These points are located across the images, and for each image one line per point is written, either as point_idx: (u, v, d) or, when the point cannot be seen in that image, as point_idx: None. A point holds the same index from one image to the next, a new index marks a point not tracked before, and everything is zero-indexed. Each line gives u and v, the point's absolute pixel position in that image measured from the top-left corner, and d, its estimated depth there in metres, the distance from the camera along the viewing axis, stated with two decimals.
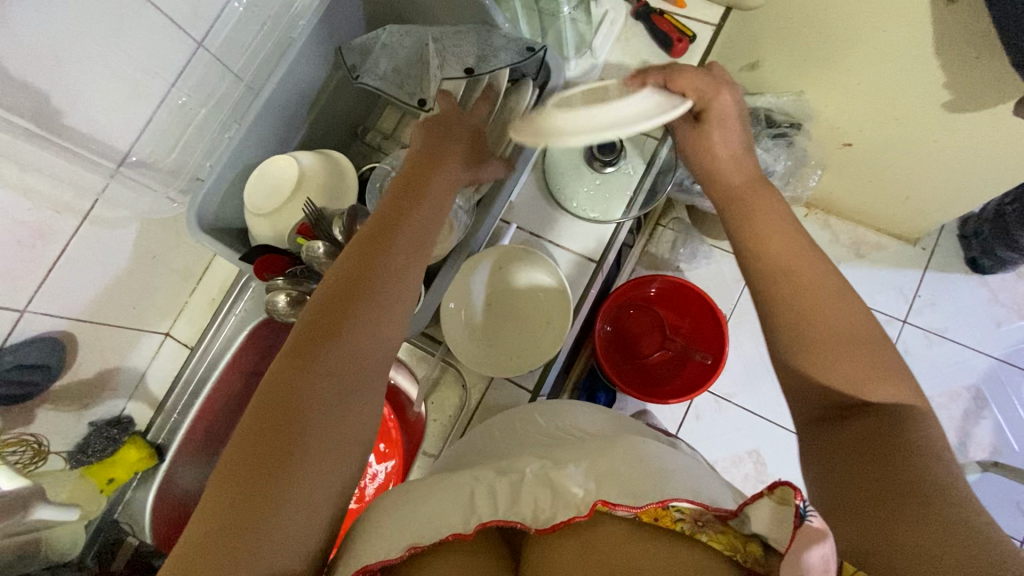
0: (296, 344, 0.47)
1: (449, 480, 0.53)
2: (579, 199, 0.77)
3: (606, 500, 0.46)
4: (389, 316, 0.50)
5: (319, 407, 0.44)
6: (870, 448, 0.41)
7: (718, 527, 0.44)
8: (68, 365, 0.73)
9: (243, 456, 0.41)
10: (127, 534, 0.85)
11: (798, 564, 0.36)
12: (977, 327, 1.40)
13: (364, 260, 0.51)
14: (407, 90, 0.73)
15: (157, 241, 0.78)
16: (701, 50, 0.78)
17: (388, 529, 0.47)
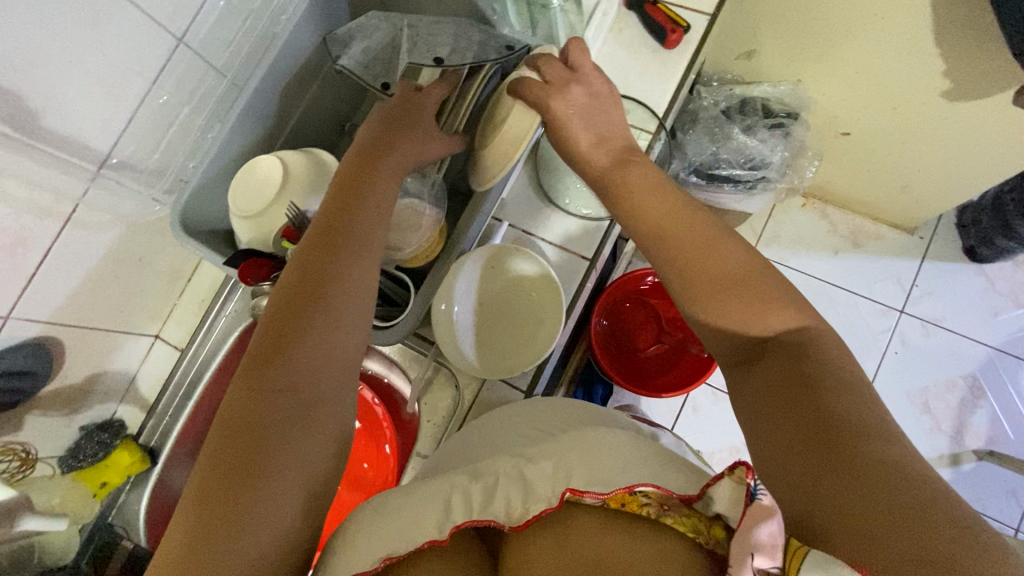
0: (251, 363, 0.47)
1: (427, 484, 0.52)
2: (571, 196, 0.77)
3: (574, 488, 0.47)
4: (344, 319, 0.50)
5: (277, 424, 0.44)
6: (782, 389, 0.41)
7: (683, 511, 0.44)
8: (56, 371, 0.72)
9: (206, 480, 0.41)
10: (122, 538, 0.84)
11: (749, 542, 0.38)
12: (975, 316, 1.40)
13: (314, 269, 0.51)
14: (372, 71, 0.70)
15: (143, 242, 0.76)
16: (696, 41, 0.77)
17: (363, 538, 0.46)
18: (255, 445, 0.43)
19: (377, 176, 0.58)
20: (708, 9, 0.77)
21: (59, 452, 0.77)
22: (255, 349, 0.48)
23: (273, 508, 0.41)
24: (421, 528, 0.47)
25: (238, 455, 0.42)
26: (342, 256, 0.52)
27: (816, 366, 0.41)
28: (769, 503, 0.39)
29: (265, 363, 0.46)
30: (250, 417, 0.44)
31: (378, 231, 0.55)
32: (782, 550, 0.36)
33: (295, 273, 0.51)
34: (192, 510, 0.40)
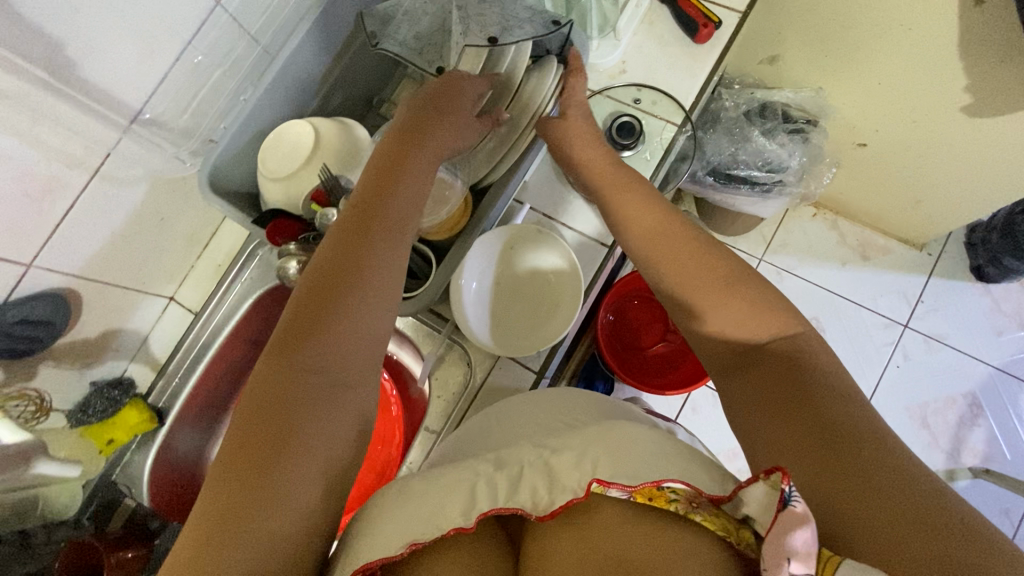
0: (280, 343, 0.47)
1: (449, 474, 0.53)
2: None
3: (601, 480, 0.46)
4: (375, 302, 0.51)
5: (304, 403, 0.44)
6: (781, 394, 0.45)
7: (711, 509, 0.44)
8: (72, 324, 0.72)
9: (234, 457, 0.41)
10: (125, 496, 0.84)
11: (784, 546, 0.36)
12: (977, 335, 1.41)
13: (346, 254, 0.52)
14: (425, 57, 0.69)
15: (165, 201, 0.76)
16: (726, 38, 0.77)
17: (387, 529, 0.47)
18: (283, 421, 0.43)
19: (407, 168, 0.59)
20: (740, 7, 0.78)
21: (68, 406, 0.77)
22: (283, 331, 0.48)
23: (298, 486, 0.41)
24: (447, 516, 0.48)
25: (266, 431, 0.42)
26: (373, 242, 0.53)
27: (809, 373, 0.46)
28: (801, 508, 0.37)
29: (295, 343, 0.47)
30: (279, 395, 0.44)
31: (407, 220, 0.56)
32: (816, 558, 0.35)
33: (326, 258, 0.52)
34: (218, 485, 0.40)
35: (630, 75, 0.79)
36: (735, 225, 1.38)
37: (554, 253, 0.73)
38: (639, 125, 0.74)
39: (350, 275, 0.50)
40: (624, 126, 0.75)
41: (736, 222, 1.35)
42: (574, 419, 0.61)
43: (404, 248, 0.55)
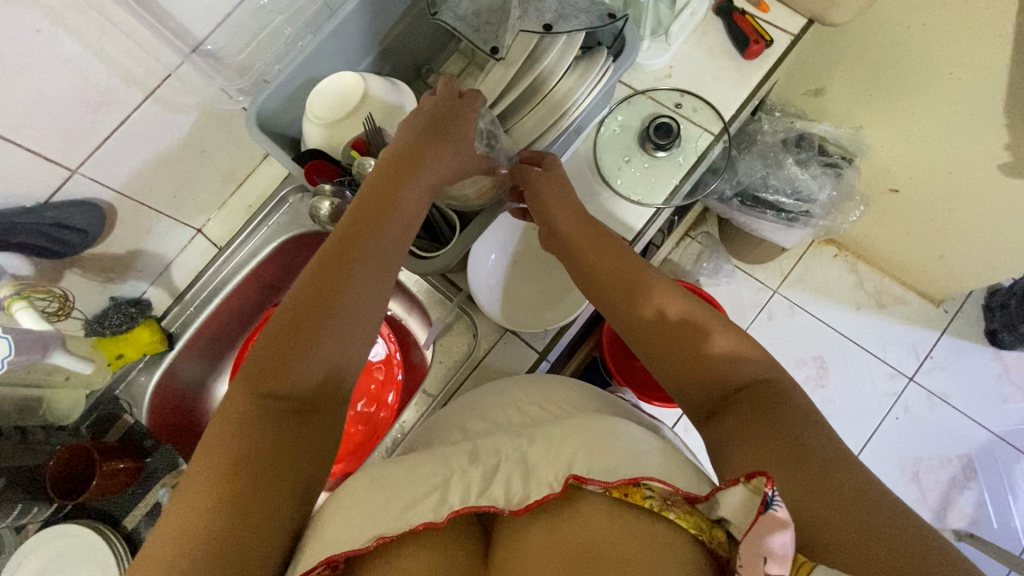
0: (247, 371, 0.49)
1: (421, 467, 0.53)
2: (624, 177, 0.77)
3: (578, 475, 0.48)
4: (349, 332, 0.52)
5: (273, 431, 0.46)
6: (755, 425, 0.47)
7: (685, 508, 0.45)
8: (103, 236, 0.75)
9: (196, 483, 0.42)
10: (123, 412, 0.85)
11: (762, 547, 0.37)
12: (982, 399, 1.39)
13: (329, 283, 0.52)
14: (481, 35, 0.64)
15: (211, 135, 0.78)
16: (776, 58, 0.79)
17: (358, 517, 0.47)
18: (247, 446, 0.44)
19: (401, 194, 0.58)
20: (793, 31, 0.79)
21: (88, 315, 0.81)
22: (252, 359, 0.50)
23: (259, 514, 0.42)
24: (416, 511, 0.48)
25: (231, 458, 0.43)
26: (356, 273, 0.53)
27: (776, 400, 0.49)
28: (782, 513, 0.37)
29: (261, 370, 0.48)
30: (246, 425, 0.45)
31: (395, 249, 0.57)
32: (791, 561, 0.36)
33: (305, 290, 0.52)
34: (179, 518, 0.41)
35: (676, 79, 0.80)
36: (755, 253, 1.38)
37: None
38: (678, 128, 0.75)
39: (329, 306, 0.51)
40: (662, 127, 0.75)
41: (757, 249, 1.36)
42: (557, 409, 0.62)
43: (389, 275, 0.56)
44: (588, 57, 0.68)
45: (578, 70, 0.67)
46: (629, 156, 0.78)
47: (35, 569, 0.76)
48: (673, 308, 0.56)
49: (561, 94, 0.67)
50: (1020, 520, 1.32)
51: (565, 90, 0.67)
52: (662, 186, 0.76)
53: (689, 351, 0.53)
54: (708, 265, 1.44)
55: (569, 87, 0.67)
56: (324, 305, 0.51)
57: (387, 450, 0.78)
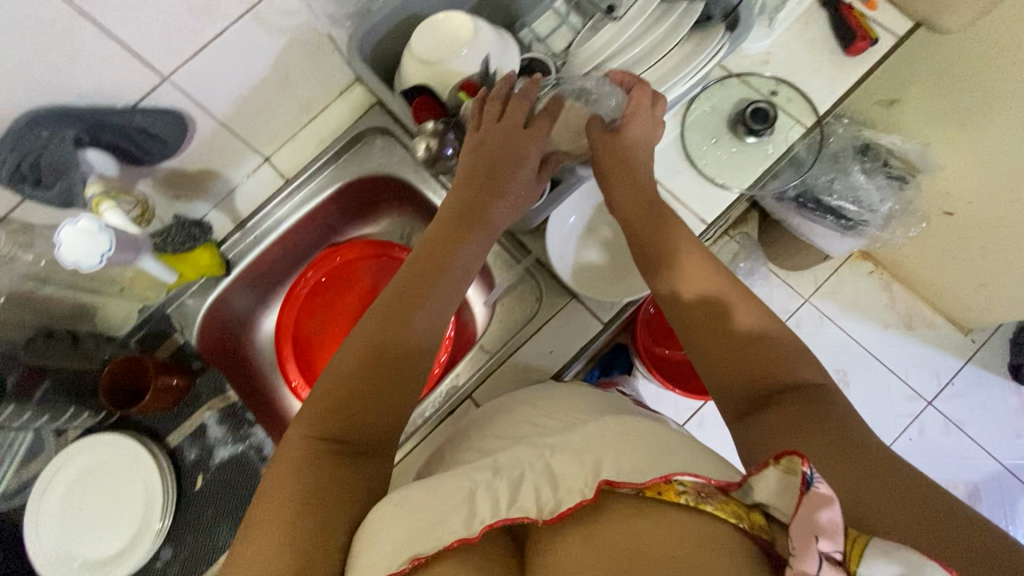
0: (308, 414, 0.49)
1: (445, 483, 0.48)
2: (710, 159, 0.76)
3: (609, 480, 0.44)
4: (403, 377, 0.53)
5: (331, 469, 0.46)
6: (829, 472, 0.42)
7: (721, 497, 0.42)
8: (180, 150, 0.73)
9: (260, 523, 0.42)
10: (173, 332, 0.84)
11: (812, 523, 0.36)
12: (996, 431, 1.40)
13: (387, 328, 0.54)
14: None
15: (298, 62, 0.75)
16: (879, 57, 0.77)
17: (394, 529, 0.43)
18: (311, 486, 0.44)
19: (460, 245, 0.60)
20: (898, 32, 0.78)
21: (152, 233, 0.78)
22: (312, 401, 0.51)
23: (320, 550, 0.42)
24: (447, 527, 0.43)
25: (293, 497, 0.43)
26: (413, 319, 0.55)
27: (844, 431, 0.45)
28: (824, 488, 0.37)
29: (321, 408, 0.49)
30: (309, 464, 0.46)
31: (450, 298, 0.58)
32: (843, 534, 0.35)
33: (364, 335, 0.53)
34: (243, 560, 0.40)
35: (773, 67, 0.78)
36: (795, 258, 1.37)
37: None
38: (775, 115, 0.75)
39: (385, 351, 0.53)
40: (759, 112, 0.75)
41: (798, 254, 1.35)
42: (604, 410, 0.61)
43: (445, 320, 0.58)
44: (701, 28, 0.68)
45: (693, 42, 0.67)
46: (716, 138, 0.77)
47: (73, 475, 0.76)
48: (742, 313, 0.54)
49: (668, 66, 0.67)
50: None
51: (672, 56, 0.67)
52: (747, 172, 0.76)
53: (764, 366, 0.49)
54: (745, 266, 1.43)
55: (678, 53, 0.67)
56: (381, 351, 0.52)
57: (440, 404, 0.78)
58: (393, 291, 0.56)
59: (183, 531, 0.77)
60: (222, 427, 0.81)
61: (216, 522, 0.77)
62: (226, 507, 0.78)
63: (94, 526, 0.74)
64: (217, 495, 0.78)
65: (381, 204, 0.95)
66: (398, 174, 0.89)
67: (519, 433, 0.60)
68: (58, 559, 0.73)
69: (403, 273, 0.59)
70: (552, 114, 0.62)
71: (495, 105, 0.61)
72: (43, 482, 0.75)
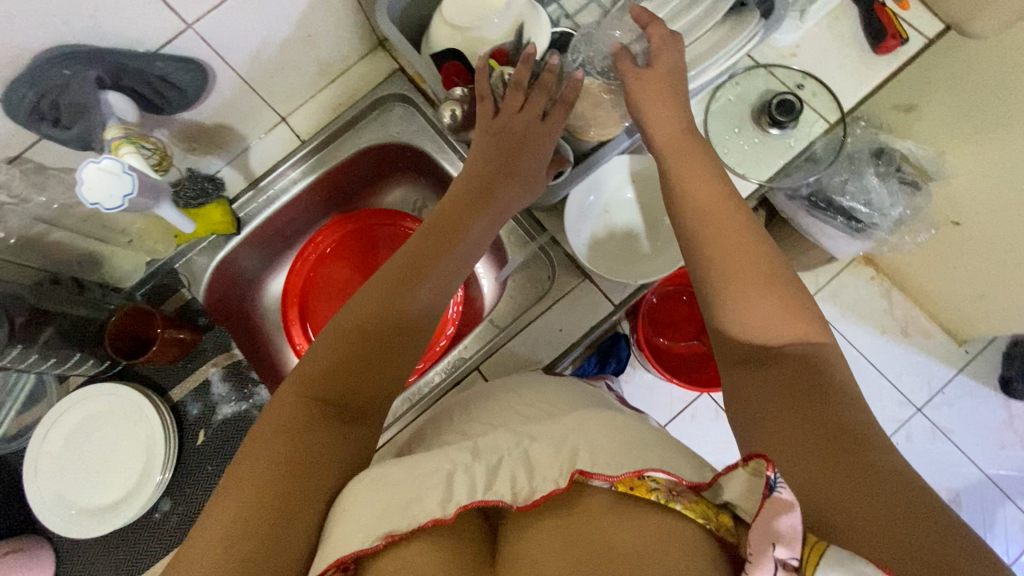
0: (302, 374, 0.49)
1: (422, 462, 0.48)
2: (731, 149, 0.76)
3: (583, 471, 0.44)
4: (401, 348, 0.52)
5: (320, 434, 0.46)
6: (807, 460, 0.41)
7: (692, 497, 0.43)
8: (198, 100, 0.71)
9: (240, 480, 0.42)
10: (180, 286, 0.83)
11: (770, 530, 0.35)
12: (982, 441, 1.42)
13: (390, 296, 0.53)
14: None
15: (322, 19, 0.73)
16: (908, 57, 0.76)
17: (368, 508, 0.42)
18: (298, 448, 0.44)
19: (467, 225, 0.60)
20: (928, 34, 0.77)
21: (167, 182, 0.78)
22: (306, 362, 0.50)
23: (297, 514, 0.42)
24: (423, 505, 0.43)
25: (278, 458, 0.43)
26: (417, 290, 0.54)
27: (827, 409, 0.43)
28: (787, 495, 0.35)
29: (317, 368, 0.49)
30: (302, 421, 0.46)
31: (453, 275, 0.58)
32: (801, 542, 0.34)
33: (367, 301, 0.52)
34: (219, 515, 0.40)
35: (800, 61, 0.79)
36: (799, 259, 1.37)
37: (658, 216, 0.77)
38: (802, 108, 0.73)
39: (388, 319, 0.51)
40: (785, 104, 0.73)
41: (803, 255, 1.34)
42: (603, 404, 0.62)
43: (446, 296, 0.57)
44: (737, 13, 0.67)
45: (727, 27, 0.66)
46: (739, 128, 0.77)
47: (73, 423, 0.76)
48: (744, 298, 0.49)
49: (697, 51, 0.66)
50: None
51: (709, 40, 0.66)
52: (767, 165, 0.76)
53: (775, 356, 0.46)
54: None
55: (714, 37, 0.66)
56: (383, 318, 0.51)
57: (447, 373, 0.79)
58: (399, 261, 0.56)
59: (183, 485, 0.77)
60: (226, 384, 0.81)
61: (214, 477, 0.77)
62: (225, 463, 0.77)
63: (91, 474, 0.74)
64: (217, 452, 0.78)
65: (395, 174, 0.94)
66: (415, 144, 0.88)
67: (528, 404, 0.60)
68: (56, 505, 0.73)
69: (410, 245, 0.58)
70: (568, 103, 0.62)
71: (514, 93, 0.60)
72: (43, 428, 0.75)
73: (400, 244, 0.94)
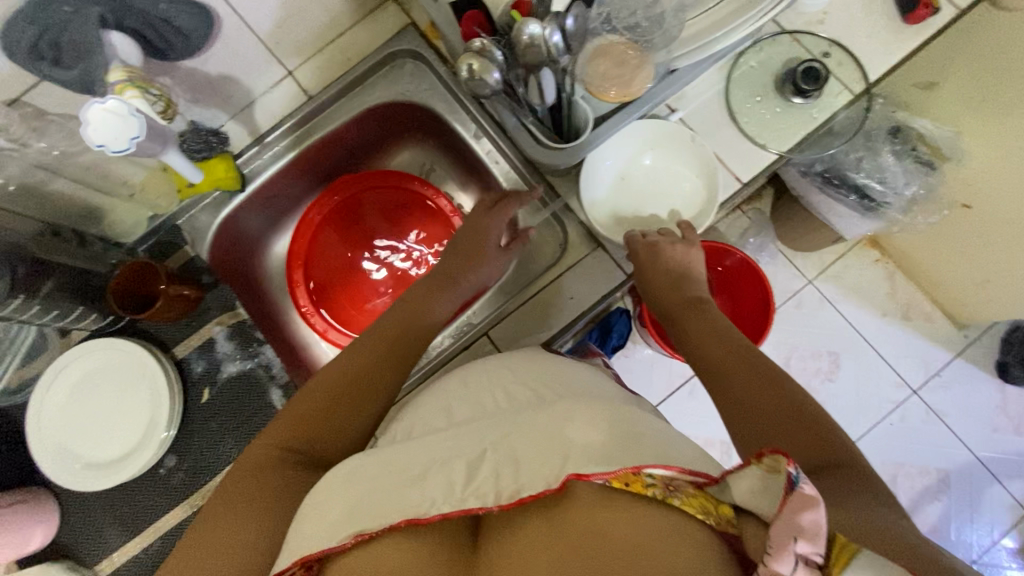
0: (275, 430, 0.53)
1: (401, 457, 0.50)
2: (751, 118, 0.74)
3: (580, 475, 0.42)
4: (366, 398, 0.57)
5: (282, 479, 0.49)
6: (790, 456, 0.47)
7: (690, 491, 0.43)
8: (203, 48, 0.69)
9: (210, 517, 0.45)
10: (183, 244, 0.82)
11: (793, 525, 0.35)
12: (974, 424, 1.44)
13: (359, 360, 0.59)
14: None
15: None
16: (938, 28, 0.73)
17: (339, 510, 0.44)
18: (262, 490, 0.48)
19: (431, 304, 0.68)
20: (960, 4, 0.75)
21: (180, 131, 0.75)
22: (279, 419, 0.55)
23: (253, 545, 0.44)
24: (398, 503, 0.44)
25: (246, 498, 0.47)
26: (383, 354, 0.60)
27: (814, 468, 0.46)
28: (812, 491, 0.36)
29: (287, 423, 0.53)
30: (271, 468, 0.50)
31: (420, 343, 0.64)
32: (823, 538, 0.34)
33: (340, 366, 0.58)
34: (190, 543, 0.44)
35: (828, 28, 0.76)
36: (806, 238, 1.36)
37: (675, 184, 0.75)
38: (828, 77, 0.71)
39: (358, 380, 0.57)
40: (810, 71, 0.71)
41: (810, 234, 1.33)
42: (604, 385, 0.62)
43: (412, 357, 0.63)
44: None
45: None
46: (760, 97, 0.75)
47: (78, 376, 0.75)
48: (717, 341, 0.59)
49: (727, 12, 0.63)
50: (975, 537, 1.40)
51: None
52: (787, 136, 0.74)
53: None
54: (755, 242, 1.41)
55: None
56: (353, 380, 0.57)
57: (453, 340, 0.80)
58: (371, 333, 0.62)
59: (187, 440, 0.77)
60: (231, 342, 0.80)
61: (220, 434, 0.77)
62: (227, 425, 0.77)
63: (94, 429, 0.74)
64: (221, 410, 0.78)
65: (405, 134, 0.92)
66: (426, 103, 0.85)
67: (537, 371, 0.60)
68: (60, 455, 0.73)
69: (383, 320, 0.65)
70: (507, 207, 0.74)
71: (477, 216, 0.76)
72: (51, 376, 0.75)
73: (409, 212, 0.93)
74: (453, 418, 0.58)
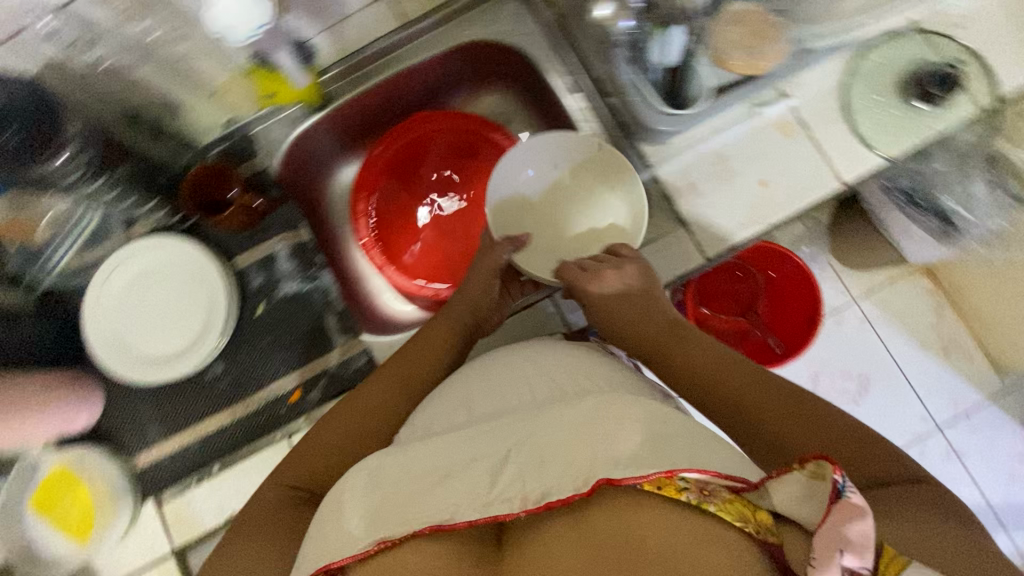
0: (280, 471, 0.58)
1: (442, 446, 0.50)
2: (866, 117, 0.69)
3: (611, 479, 0.43)
4: (361, 431, 0.60)
5: (283, 517, 0.53)
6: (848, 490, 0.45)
7: (727, 497, 0.42)
8: None
9: (217, 558, 0.51)
10: (254, 155, 0.79)
11: (840, 537, 0.36)
12: (996, 474, 1.36)
13: (351, 401, 0.62)
14: None
15: None
16: None
17: (358, 517, 0.45)
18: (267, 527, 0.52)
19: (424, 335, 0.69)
20: None
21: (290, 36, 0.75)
22: (286, 460, 0.60)
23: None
24: (425, 510, 0.45)
25: (249, 535, 0.52)
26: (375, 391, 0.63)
27: (839, 459, 0.48)
28: (857, 500, 0.36)
29: (295, 465, 0.58)
30: (275, 507, 0.54)
31: (412, 372, 0.65)
32: (873, 551, 0.35)
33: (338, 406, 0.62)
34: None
35: (965, 33, 0.70)
36: None
37: None
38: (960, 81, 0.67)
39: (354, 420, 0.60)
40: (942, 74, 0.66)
41: None
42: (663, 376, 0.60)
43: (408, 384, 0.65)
44: None
45: None
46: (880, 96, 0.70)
47: (136, 271, 0.76)
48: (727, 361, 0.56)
49: None
50: None
51: None
52: (901, 141, 0.69)
53: None
54: (809, 252, 1.37)
55: None
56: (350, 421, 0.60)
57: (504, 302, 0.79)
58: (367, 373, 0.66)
59: (238, 349, 0.77)
60: (292, 261, 0.79)
61: (270, 349, 0.77)
62: (278, 342, 0.77)
63: (150, 321, 0.74)
64: (274, 327, 0.77)
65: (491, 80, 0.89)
66: (520, 48, 0.81)
67: None
68: (111, 344, 0.73)
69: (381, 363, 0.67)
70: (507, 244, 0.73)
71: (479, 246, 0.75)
72: (121, 257, 0.75)
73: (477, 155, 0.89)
74: (474, 414, 0.57)
